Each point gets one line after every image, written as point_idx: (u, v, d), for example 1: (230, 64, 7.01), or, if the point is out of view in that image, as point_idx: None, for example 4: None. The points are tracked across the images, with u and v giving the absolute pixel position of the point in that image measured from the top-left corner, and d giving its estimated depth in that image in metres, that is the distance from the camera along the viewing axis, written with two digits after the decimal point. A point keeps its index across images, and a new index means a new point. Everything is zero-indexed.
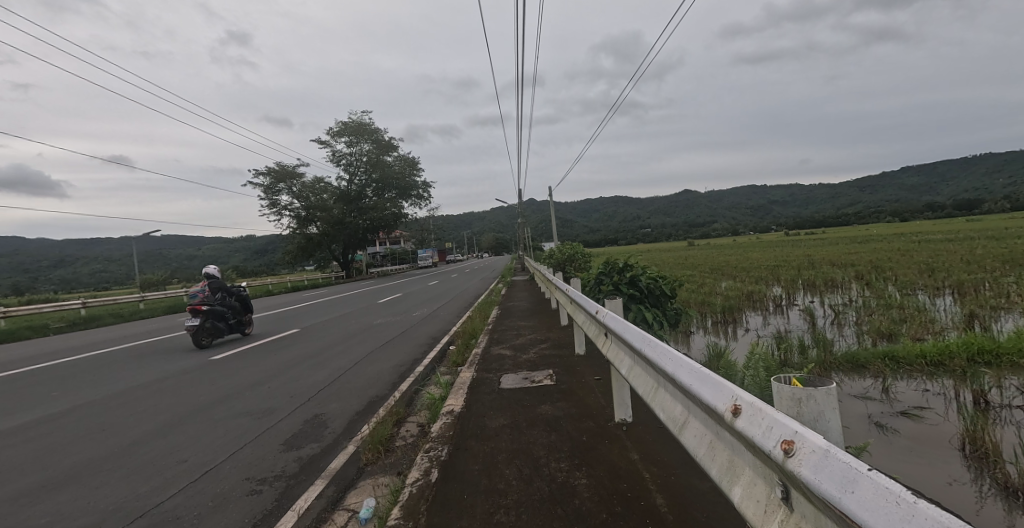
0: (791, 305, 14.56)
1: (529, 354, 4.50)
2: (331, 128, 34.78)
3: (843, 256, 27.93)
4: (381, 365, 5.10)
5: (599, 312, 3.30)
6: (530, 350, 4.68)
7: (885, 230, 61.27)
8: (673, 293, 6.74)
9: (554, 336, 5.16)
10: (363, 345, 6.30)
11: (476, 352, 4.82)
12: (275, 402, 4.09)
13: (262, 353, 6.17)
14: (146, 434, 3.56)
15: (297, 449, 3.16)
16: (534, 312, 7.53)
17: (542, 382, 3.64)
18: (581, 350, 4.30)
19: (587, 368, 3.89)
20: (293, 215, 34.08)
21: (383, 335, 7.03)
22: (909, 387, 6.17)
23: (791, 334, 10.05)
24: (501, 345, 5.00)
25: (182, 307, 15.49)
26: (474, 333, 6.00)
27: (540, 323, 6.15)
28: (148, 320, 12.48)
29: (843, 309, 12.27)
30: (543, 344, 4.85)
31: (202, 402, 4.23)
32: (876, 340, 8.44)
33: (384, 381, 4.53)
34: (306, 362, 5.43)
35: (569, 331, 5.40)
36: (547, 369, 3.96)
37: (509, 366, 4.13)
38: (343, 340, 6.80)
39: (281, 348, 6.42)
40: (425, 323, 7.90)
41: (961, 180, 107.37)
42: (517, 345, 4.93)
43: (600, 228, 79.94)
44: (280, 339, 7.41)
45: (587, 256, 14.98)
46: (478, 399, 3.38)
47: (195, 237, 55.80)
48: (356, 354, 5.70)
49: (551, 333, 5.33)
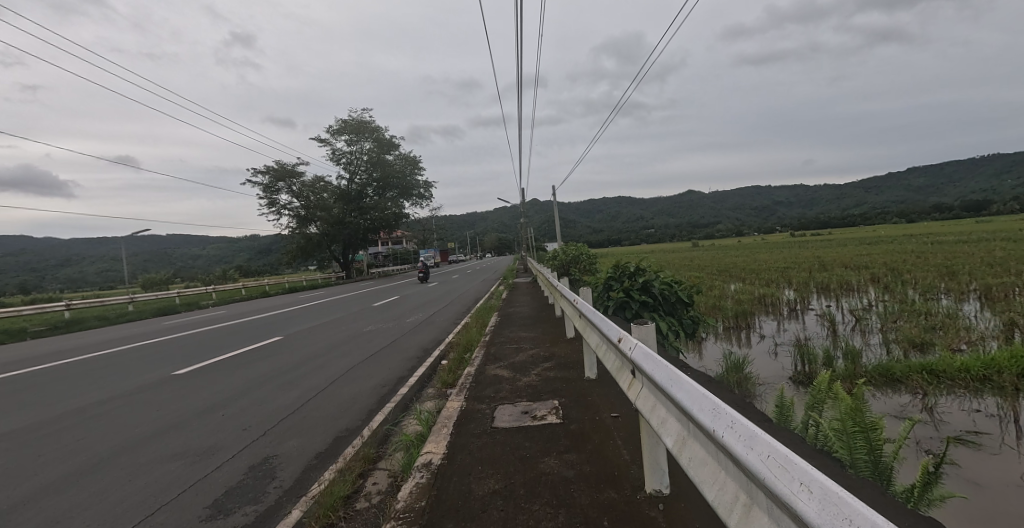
0: (806, 309, 13.89)
1: (531, 377, 3.89)
2: (330, 126, 34.31)
3: (856, 258, 27.20)
4: (360, 385, 4.53)
5: (625, 341, 2.64)
6: (532, 370, 4.07)
7: (894, 232, 60.30)
8: (690, 300, 6.12)
9: (559, 353, 4.53)
10: (348, 357, 5.75)
11: (469, 372, 4.23)
12: (223, 439, 3.50)
13: (234, 366, 5.64)
14: (49, 487, 2.99)
15: (226, 513, 2.57)
16: (537, 320, 6.91)
17: (545, 420, 3.02)
18: (592, 374, 3.70)
19: (599, 400, 3.27)
20: (292, 214, 33.62)
21: (372, 344, 6.48)
22: (955, 407, 5.55)
23: (810, 342, 9.45)
24: (499, 363, 4.39)
25: (172, 310, 14.98)
26: (470, 346, 5.38)
27: (544, 335, 5.53)
28: (132, 324, 11.95)
29: (864, 316, 11.61)
30: (548, 364, 4.23)
31: (138, 436, 3.67)
32: (908, 351, 7.79)
33: (358, 408, 3.95)
34: (278, 380, 4.86)
35: (577, 347, 4.77)
36: (551, 399, 3.34)
37: (506, 394, 3.52)
38: (327, 350, 6.26)
39: (257, 360, 5.89)
40: (420, 331, 7.34)
41: (970, 180, 106.03)
42: (516, 364, 4.31)
43: (604, 229, 79.25)
44: (260, 348, 6.87)
45: (591, 257, 14.33)
46: (464, 444, 2.77)
47: (197, 238, 55.58)
48: (336, 370, 5.14)
49: (555, 350, 4.71)
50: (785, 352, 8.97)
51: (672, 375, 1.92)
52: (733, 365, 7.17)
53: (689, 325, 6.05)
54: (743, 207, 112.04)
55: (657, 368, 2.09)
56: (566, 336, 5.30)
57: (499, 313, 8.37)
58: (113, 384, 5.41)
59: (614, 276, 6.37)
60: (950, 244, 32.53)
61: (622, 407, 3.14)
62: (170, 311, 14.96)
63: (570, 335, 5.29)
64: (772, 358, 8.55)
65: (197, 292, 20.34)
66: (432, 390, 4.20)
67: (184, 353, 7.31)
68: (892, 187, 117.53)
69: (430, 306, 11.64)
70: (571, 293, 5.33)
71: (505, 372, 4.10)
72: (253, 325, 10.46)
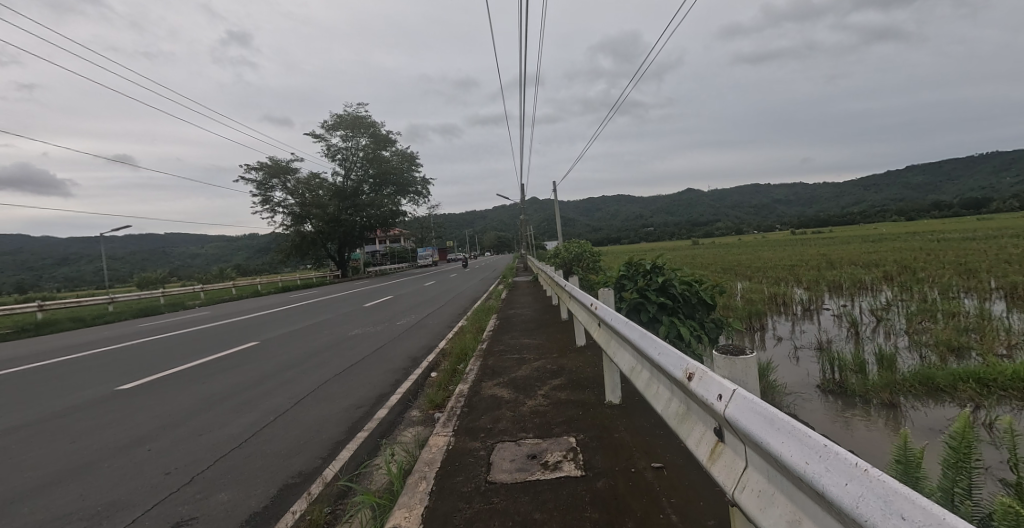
0: (821, 309, 13.23)
1: (537, 401, 3.21)
2: (325, 121, 33.56)
3: (864, 256, 26.55)
4: (327, 407, 3.87)
5: (702, 378, 1.85)
6: (540, 391, 3.39)
7: (896, 229, 59.62)
8: (712, 301, 5.46)
9: (569, 367, 3.89)
10: (322, 368, 5.11)
11: (461, 390, 3.58)
12: (139, 488, 2.85)
13: (190, 380, 5.05)
14: None
15: None
16: (541, 324, 6.24)
17: (558, 469, 2.34)
18: (615, 399, 3.07)
19: (628, 437, 2.62)
20: (287, 212, 32.94)
21: (354, 352, 5.85)
22: (1017, 419, 4.88)
23: (832, 345, 8.81)
24: (497, 380, 3.71)
25: (154, 311, 14.29)
26: (465, 355, 4.72)
27: (550, 343, 4.83)
28: (108, 326, 11.27)
29: (885, 317, 10.92)
30: (560, 380, 3.57)
31: (37, 480, 3.05)
32: (945, 356, 7.12)
33: (321, 439, 3.31)
34: (233, 400, 4.23)
35: (588, 358, 4.13)
36: (565, 436, 2.67)
37: (506, 426, 2.87)
38: (302, 359, 5.66)
39: (220, 373, 5.28)
40: (410, 336, 6.71)
41: (970, 177, 105.67)
42: (518, 381, 3.66)
43: (604, 227, 78.51)
44: (230, 356, 6.28)
45: (595, 255, 13.63)
46: (447, 512, 2.09)
47: (192, 236, 54.91)
48: (302, 386, 4.50)
49: (564, 362, 4.06)
50: (809, 358, 8.27)
51: (881, 489, 0.99)
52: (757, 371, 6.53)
53: (711, 329, 5.42)
54: (743, 205, 111.54)
55: (810, 456, 1.21)
56: (577, 345, 4.60)
57: (499, 315, 7.69)
58: (51, 399, 4.82)
59: (628, 275, 5.69)
60: (956, 241, 32.00)
61: (658, 450, 2.48)
62: (154, 312, 14.31)
63: (581, 343, 4.60)
64: (796, 364, 7.86)
65: (186, 292, 19.73)
66: (418, 414, 3.57)
67: (149, 360, 6.74)
68: (893, 185, 116.94)
69: (425, 306, 11.01)
70: (581, 293, 4.59)
71: (506, 392, 3.42)
72: (234, 326, 9.86)
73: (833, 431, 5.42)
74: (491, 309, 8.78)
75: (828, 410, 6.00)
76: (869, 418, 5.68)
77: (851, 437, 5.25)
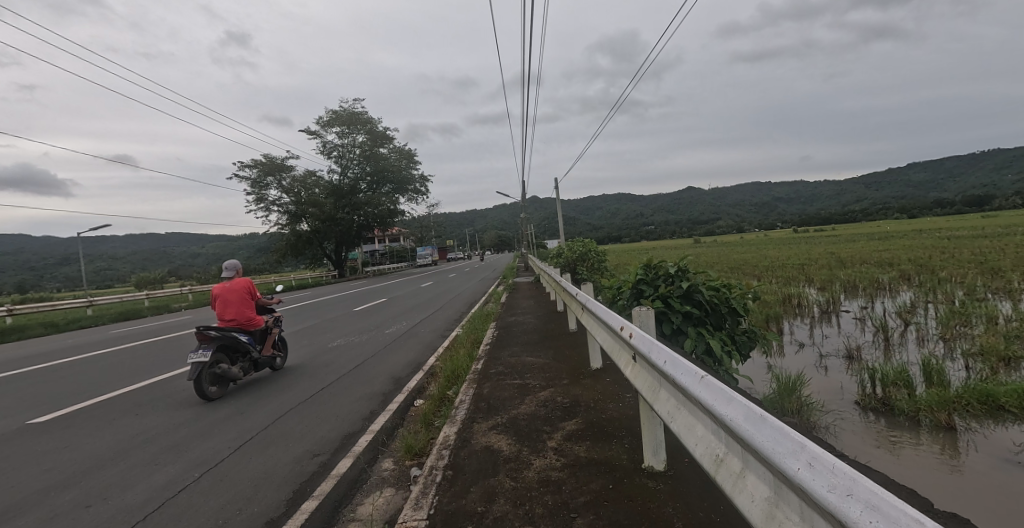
0: (841, 311, 12.45)
1: (546, 461, 2.48)
2: (320, 117, 32.74)
3: (876, 254, 25.73)
4: (273, 459, 3.15)
5: None
6: (550, 442, 2.68)
7: (900, 227, 58.70)
8: (745, 309, 4.71)
9: (585, 402, 3.17)
10: (282, 396, 4.42)
11: (446, 437, 2.87)
12: None
13: (120, 415, 4.37)
14: None
15: None
16: (545, 336, 5.53)
17: None
18: (659, 464, 2.29)
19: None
20: (282, 210, 32.32)
21: (329, 370, 5.17)
22: None
23: (859, 354, 8.09)
24: (496, 421, 3.01)
25: (137, 315, 13.66)
26: (457, 379, 4.05)
27: (558, 365, 4.11)
28: (81, 332, 10.62)
29: (913, 320, 10.15)
30: (578, 424, 2.86)
31: None
32: (996, 368, 6.36)
33: (252, 509, 2.59)
34: (155, 450, 3.49)
35: (606, 388, 3.41)
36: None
37: (502, 508, 2.12)
38: (262, 383, 4.96)
39: (160, 406, 4.61)
40: (396, 347, 6.03)
41: (973, 174, 104.79)
42: (518, 424, 2.94)
43: (604, 226, 77.68)
44: (182, 378, 5.62)
45: (601, 255, 12.87)
46: None
47: (191, 236, 54.53)
48: (249, 426, 3.77)
49: (578, 393, 3.35)
50: (840, 368, 7.52)
51: None
52: (787, 385, 5.81)
53: (744, 341, 4.64)
54: (745, 203, 110.66)
55: None
56: (590, 368, 3.91)
57: (498, 323, 6.92)
58: None
59: (646, 278, 4.91)
60: (968, 239, 31.19)
61: None
62: (139, 315, 13.72)
63: (596, 367, 3.90)
64: (831, 374, 7.09)
65: (175, 294, 19.09)
66: (394, 468, 2.88)
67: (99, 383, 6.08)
68: (896, 183, 115.97)
69: (420, 311, 10.31)
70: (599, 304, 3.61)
71: (506, 443, 2.72)
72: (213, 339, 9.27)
73: (886, 460, 4.70)
74: (489, 315, 8.03)
75: (870, 431, 5.26)
76: (920, 441, 4.96)
77: (905, 465, 4.53)
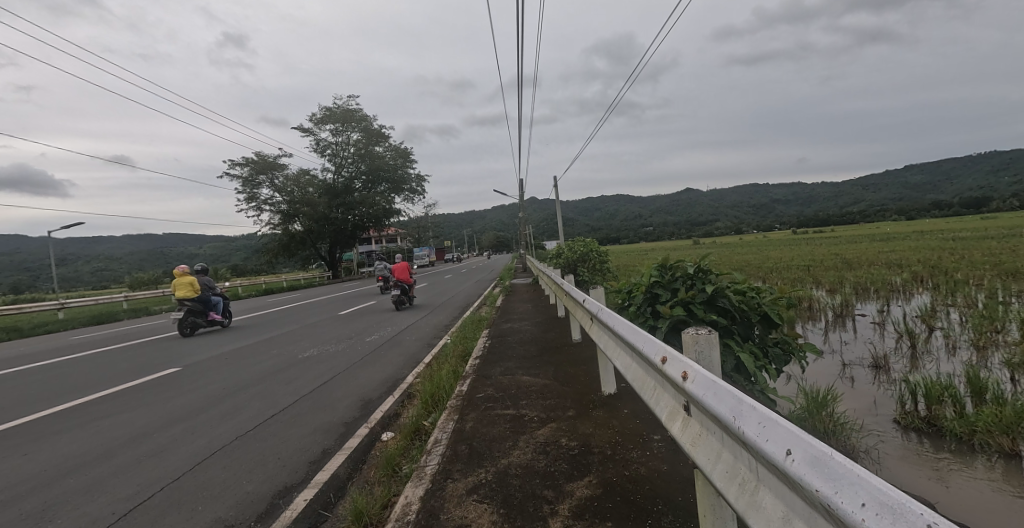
0: (856, 315, 11.77)
1: None
2: (314, 114, 31.96)
3: (883, 256, 25.06)
4: None
5: None
6: (552, 521, 1.94)
7: (898, 229, 58.32)
8: (779, 317, 4.00)
9: (597, 448, 2.50)
10: (212, 434, 3.64)
11: (405, 503, 2.20)
12: None
13: (9, 451, 3.57)
14: None
15: None
16: (546, 348, 4.89)
17: None
18: None
19: None
20: (274, 210, 31.65)
21: (283, 394, 4.41)
22: None
23: (884, 362, 7.40)
24: (478, 479, 2.31)
25: (114, 317, 13.04)
26: (437, 407, 3.47)
27: (560, 389, 3.43)
28: (47, 338, 10.00)
29: (936, 326, 9.44)
30: (591, 487, 2.15)
31: None
32: None
33: None
34: (12, 517, 2.67)
35: (622, 427, 2.72)
36: None
37: None
38: (198, 410, 4.17)
39: (60, 438, 3.77)
40: (370, 362, 5.31)
41: (970, 175, 104.63)
42: (507, 487, 2.22)
43: (604, 227, 77.08)
44: (112, 396, 4.85)
45: (603, 255, 12.17)
46: None
47: (186, 236, 53.87)
48: (157, 479, 3.01)
49: (590, 435, 2.65)
50: (874, 381, 6.73)
51: None
52: (818, 400, 5.12)
53: (779, 356, 3.96)
54: (743, 203, 110.30)
55: None
56: (600, 394, 3.28)
57: (491, 331, 6.19)
58: None
59: (662, 281, 4.21)
60: (973, 240, 30.49)
61: None
62: (116, 317, 13.05)
63: (609, 392, 3.26)
64: (863, 389, 6.31)
65: (158, 295, 18.43)
66: None
67: (39, 401, 5.48)
68: (895, 185, 115.71)
69: (411, 315, 9.67)
70: (630, 324, 2.62)
71: (488, 518, 2.01)
72: (178, 348, 8.53)
73: (944, 490, 3.96)
74: (481, 321, 7.30)
75: (914, 456, 4.55)
76: (977, 469, 4.24)
77: (966, 498, 3.82)
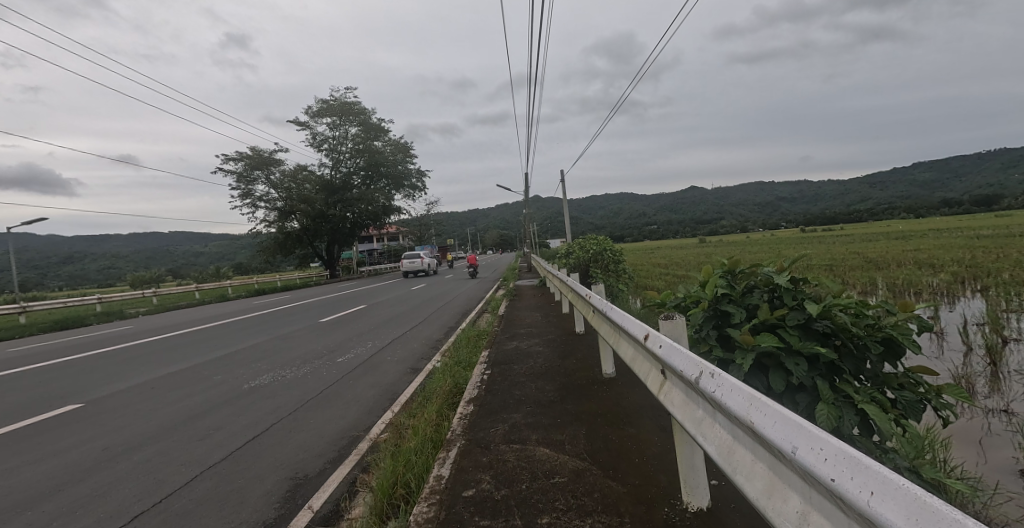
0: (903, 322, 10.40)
1: None
2: (309, 107, 30.79)
3: (907, 255, 23.61)
4: None
5: None
6: None
7: (908, 226, 56.72)
8: (914, 348, 2.69)
9: None
10: None
11: None
12: None
13: None
14: None
15: None
16: (565, 391, 3.73)
17: None
18: None
19: None
20: (270, 207, 30.66)
21: (171, 471, 3.35)
22: None
23: (974, 387, 6.02)
24: None
25: (77, 324, 11.86)
26: (396, 516, 2.49)
27: (587, 499, 2.26)
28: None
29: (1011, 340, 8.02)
30: None
31: None
32: None
33: None
34: None
35: None
36: None
37: None
38: (39, 497, 3.07)
39: None
40: (318, 409, 4.30)
41: (981, 171, 102.37)
42: None
43: (608, 225, 75.73)
44: None
45: (617, 255, 10.77)
46: None
47: (184, 233, 52.88)
48: None
49: None
50: (973, 414, 5.34)
51: None
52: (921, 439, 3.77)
53: (914, 405, 2.62)
54: (750, 202, 108.48)
55: None
56: (685, 509, 2.12)
57: (493, 353, 5.05)
58: None
59: (733, 295, 2.96)
60: (996, 238, 28.92)
61: None
62: (84, 323, 11.93)
63: (696, 506, 2.11)
64: (961, 428, 4.96)
65: (136, 297, 17.28)
66: None
67: None
68: (903, 183, 113.69)
69: (401, 324, 8.61)
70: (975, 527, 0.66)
71: None
72: (136, 358, 7.52)
73: None
74: (480, 337, 6.16)
75: None
76: None
77: None
